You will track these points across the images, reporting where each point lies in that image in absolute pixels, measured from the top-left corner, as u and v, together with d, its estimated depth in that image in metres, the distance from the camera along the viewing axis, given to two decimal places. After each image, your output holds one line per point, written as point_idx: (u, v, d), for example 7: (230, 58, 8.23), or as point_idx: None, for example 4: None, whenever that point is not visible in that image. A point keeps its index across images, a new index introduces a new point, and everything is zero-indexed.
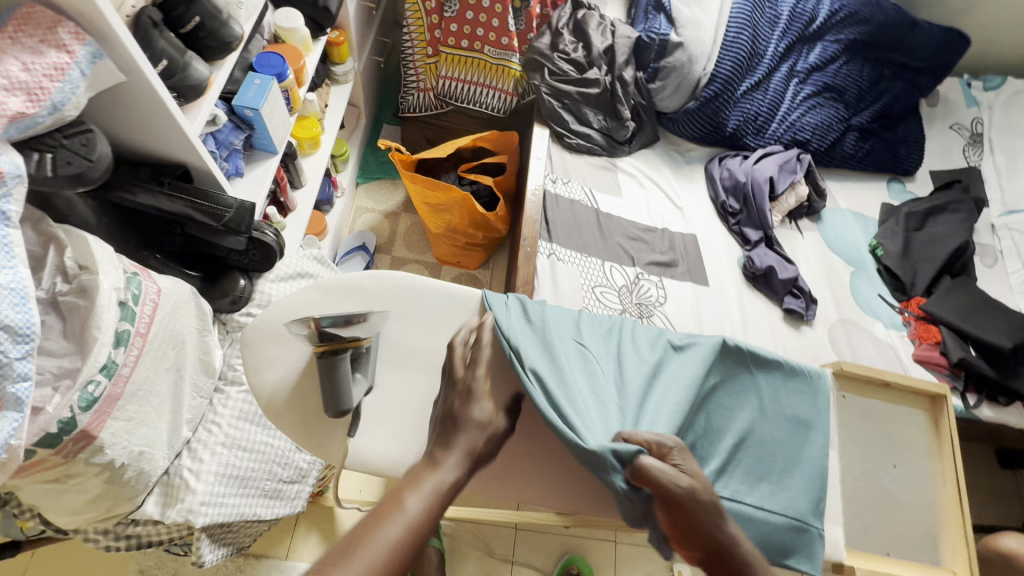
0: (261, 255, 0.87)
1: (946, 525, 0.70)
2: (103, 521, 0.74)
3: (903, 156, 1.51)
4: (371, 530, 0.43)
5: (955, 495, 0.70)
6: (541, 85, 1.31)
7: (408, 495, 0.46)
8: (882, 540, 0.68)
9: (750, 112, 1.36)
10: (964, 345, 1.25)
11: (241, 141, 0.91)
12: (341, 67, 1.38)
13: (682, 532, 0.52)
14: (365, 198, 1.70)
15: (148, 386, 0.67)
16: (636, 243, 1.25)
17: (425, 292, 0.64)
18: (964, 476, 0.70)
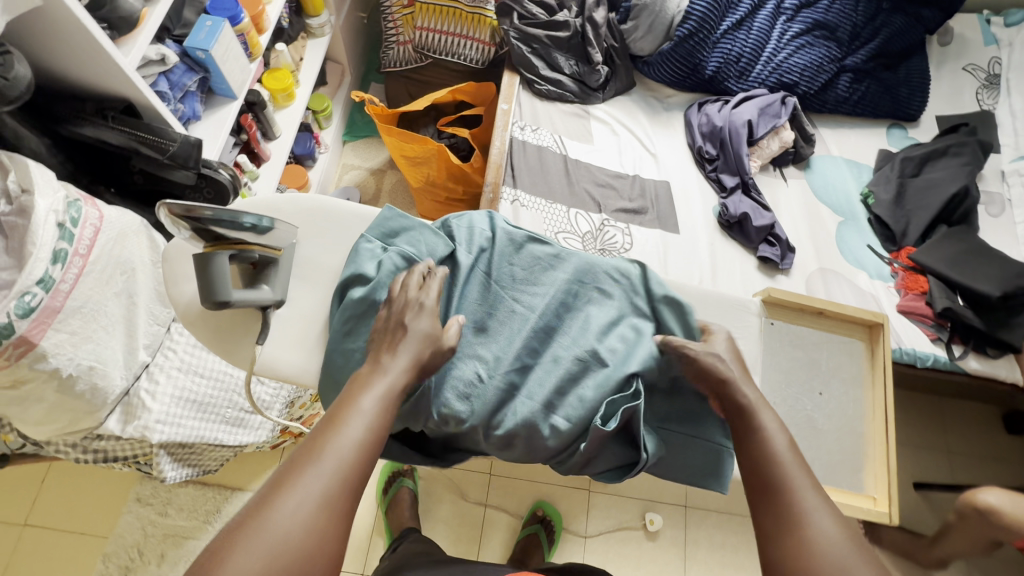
0: (213, 194, 0.89)
1: (871, 450, 0.79)
2: (71, 435, 0.81)
3: (904, 99, 1.43)
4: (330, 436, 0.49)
5: (881, 421, 0.79)
6: (509, 30, 1.31)
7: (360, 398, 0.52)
8: None
9: (731, 53, 1.33)
10: (952, 294, 1.19)
11: (196, 83, 0.94)
12: (316, 20, 1.39)
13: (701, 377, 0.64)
14: (352, 155, 1.72)
15: (95, 305, 0.73)
16: (604, 190, 1.23)
17: (341, 215, 0.69)
18: (891, 402, 0.79)
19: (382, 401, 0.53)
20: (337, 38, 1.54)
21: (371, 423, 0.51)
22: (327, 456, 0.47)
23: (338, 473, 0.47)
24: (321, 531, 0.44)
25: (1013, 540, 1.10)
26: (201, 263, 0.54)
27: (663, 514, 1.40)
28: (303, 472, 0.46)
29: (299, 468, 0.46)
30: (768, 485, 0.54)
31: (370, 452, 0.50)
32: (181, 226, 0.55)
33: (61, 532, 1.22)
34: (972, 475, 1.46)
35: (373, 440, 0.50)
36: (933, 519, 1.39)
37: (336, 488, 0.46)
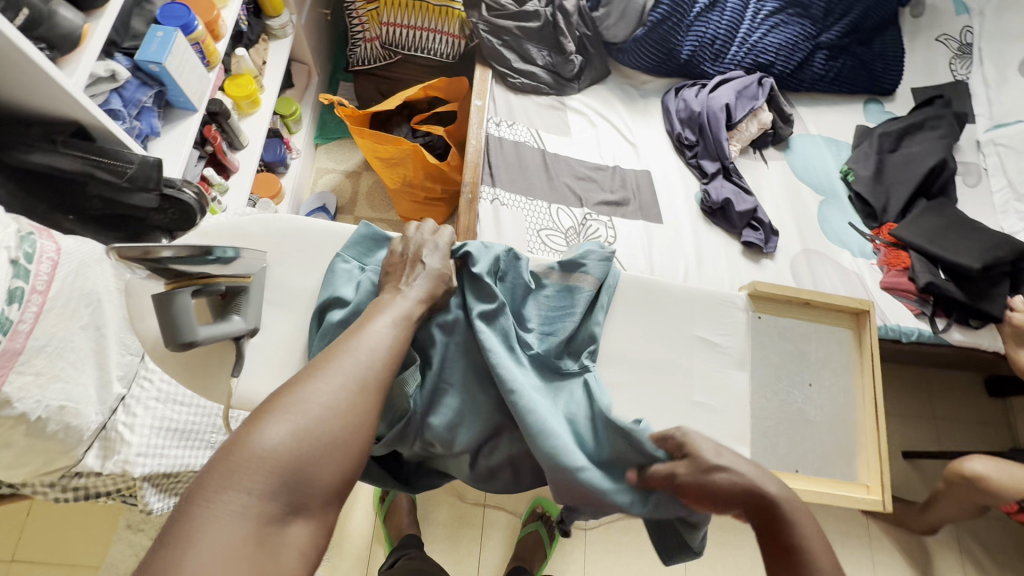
0: (179, 214, 0.86)
1: (862, 437, 0.80)
2: (48, 475, 0.78)
3: (879, 73, 1.42)
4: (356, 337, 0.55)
5: (871, 410, 0.79)
6: (478, 22, 1.27)
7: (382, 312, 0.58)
8: (789, 458, 0.78)
9: (706, 35, 1.31)
10: (933, 268, 1.19)
11: (151, 98, 0.90)
12: (276, 20, 1.34)
13: (701, 498, 0.56)
14: (325, 159, 1.67)
15: (58, 342, 0.69)
16: (585, 183, 1.21)
17: (311, 233, 0.67)
18: (880, 390, 0.79)
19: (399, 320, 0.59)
20: (301, 38, 1.48)
21: (392, 334, 0.57)
22: (354, 352, 0.53)
23: (364, 362, 0.53)
24: (346, 413, 0.49)
25: (1001, 505, 1.12)
26: (163, 305, 0.50)
27: None
28: (332, 363, 0.52)
29: (328, 361, 0.52)
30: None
31: (388, 356, 0.56)
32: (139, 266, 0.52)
33: (51, 566, 1.19)
34: (959, 441, 1.49)
35: (389, 349, 0.56)
36: (922, 487, 1.42)
37: (365, 374, 0.52)
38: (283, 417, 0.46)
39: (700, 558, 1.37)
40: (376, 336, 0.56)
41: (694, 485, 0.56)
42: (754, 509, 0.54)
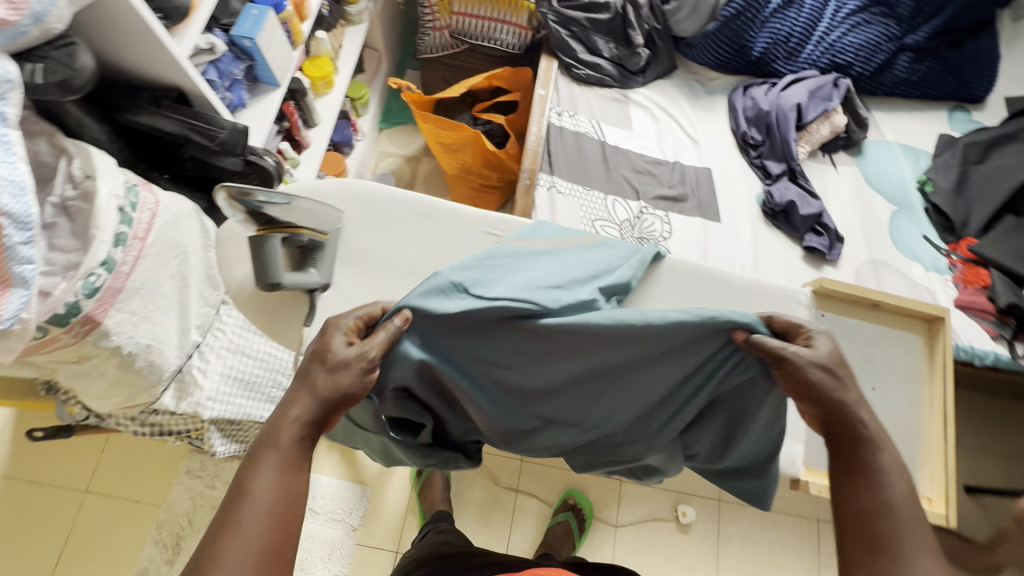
0: (259, 180, 0.92)
1: (928, 448, 0.78)
2: (130, 409, 0.86)
3: (969, 80, 1.34)
4: (231, 522, 0.42)
5: (939, 420, 0.78)
6: (548, 13, 1.28)
7: (251, 479, 0.44)
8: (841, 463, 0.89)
9: (780, 32, 1.27)
10: (1017, 289, 1.12)
11: (242, 71, 0.97)
12: (354, 7, 1.40)
13: (798, 390, 0.50)
14: (388, 143, 1.74)
15: (150, 286, 0.76)
16: (643, 177, 1.20)
17: (381, 199, 0.70)
18: (951, 401, 0.78)
19: (283, 466, 0.45)
20: (375, 25, 1.54)
21: (277, 501, 0.44)
22: (236, 538, 0.41)
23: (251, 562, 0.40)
24: None
25: None
26: (256, 246, 0.55)
27: (696, 507, 1.38)
28: (214, 561, 0.40)
29: (206, 563, 0.40)
30: (875, 535, 0.45)
31: (285, 506, 0.44)
32: (237, 209, 0.57)
33: (121, 499, 1.30)
34: None
35: (283, 512, 0.43)
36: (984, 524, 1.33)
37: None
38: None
39: (733, 570, 1.33)
40: (257, 504, 0.43)
41: (801, 378, 0.50)
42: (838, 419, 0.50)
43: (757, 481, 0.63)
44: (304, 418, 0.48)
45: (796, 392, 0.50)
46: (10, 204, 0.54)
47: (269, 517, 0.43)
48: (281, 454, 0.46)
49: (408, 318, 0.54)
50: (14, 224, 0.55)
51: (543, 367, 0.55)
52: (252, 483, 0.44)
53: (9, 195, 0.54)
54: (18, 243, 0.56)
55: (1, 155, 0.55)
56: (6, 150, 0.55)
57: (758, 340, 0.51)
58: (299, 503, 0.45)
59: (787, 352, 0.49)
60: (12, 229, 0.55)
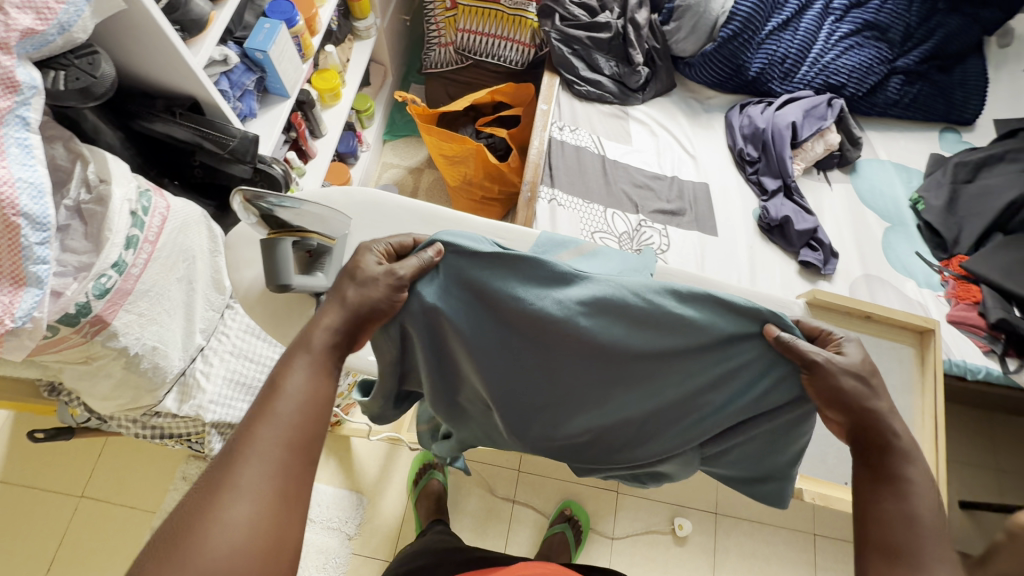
0: (267, 187, 0.95)
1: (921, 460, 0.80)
2: (133, 411, 0.87)
3: (959, 102, 1.38)
4: (266, 406, 0.46)
5: (931, 429, 0.80)
6: (551, 31, 1.32)
7: (284, 378, 0.48)
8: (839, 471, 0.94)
9: (776, 53, 1.31)
10: (1008, 305, 1.14)
11: (253, 82, 1.00)
12: (363, 22, 1.44)
13: (828, 398, 0.51)
14: (392, 155, 1.77)
15: (158, 289, 0.78)
16: (642, 191, 1.23)
17: (389, 207, 0.72)
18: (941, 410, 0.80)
19: (314, 370, 0.50)
20: (381, 40, 1.58)
21: (306, 401, 0.48)
22: (271, 426, 0.45)
23: (280, 437, 0.45)
24: (282, 495, 0.43)
25: None
26: (263, 247, 0.58)
27: (693, 520, 1.38)
28: (250, 442, 0.44)
29: (243, 443, 0.43)
30: (895, 545, 0.45)
31: (315, 405, 0.48)
32: (252, 213, 0.61)
33: (116, 505, 1.29)
34: None
35: (309, 409, 0.48)
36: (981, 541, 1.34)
37: (282, 453, 0.44)
38: (213, 535, 0.39)
39: None
40: (289, 400, 0.47)
41: (827, 382, 0.50)
42: (867, 431, 0.51)
43: (774, 483, 0.61)
44: (335, 327, 0.52)
45: (826, 401, 0.51)
46: (29, 206, 0.56)
47: (299, 408, 0.47)
48: (312, 360, 0.50)
49: (440, 251, 0.55)
50: (31, 225, 0.57)
51: (562, 346, 0.55)
52: (285, 381, 0.48)
53: (29, 197, 0.56)
54: (35, 243, 0.57)
55: (22, 159, 0.57)
56: (27, 154, 0.57)
57: (787, 339, 0.51)
58: (325, 407, 0.49)
59: (818, 357, 0.50)
60: (29, 230, 0.56)
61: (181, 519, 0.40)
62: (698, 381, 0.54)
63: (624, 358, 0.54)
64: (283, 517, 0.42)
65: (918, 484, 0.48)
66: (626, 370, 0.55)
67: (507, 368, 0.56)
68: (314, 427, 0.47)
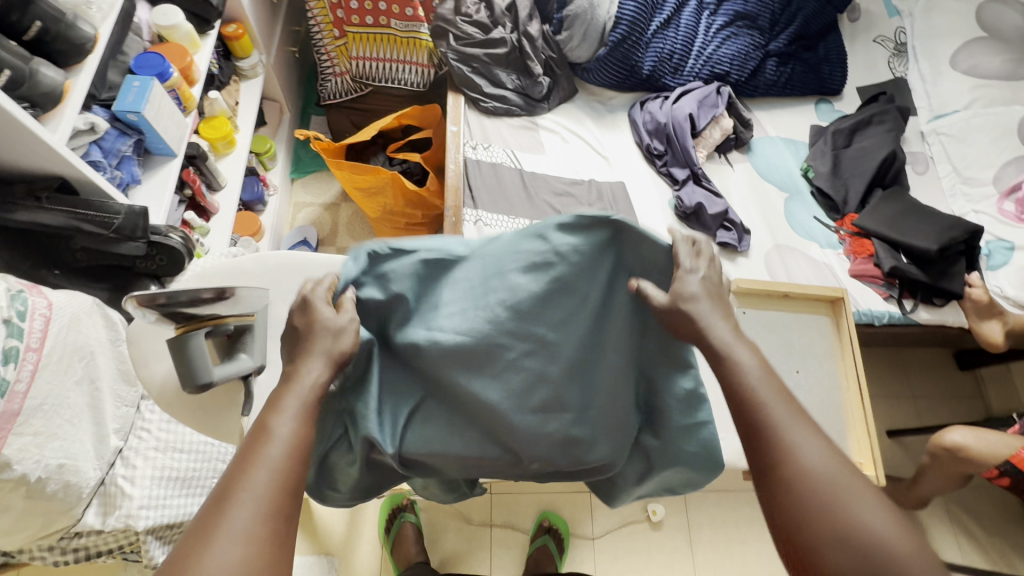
0: (168, 259, 0.87)
1: (851, 424, 0.86)
2: (46, 539, 0.75)
3: (827, 76, 1.52)
4: (255, 451, 0.46)
5: (855, 390, 0.86)
6: (447, 52, 1.31)
7: (272, 422, 0.48)
8: None
9: (664, 51, 1.38)
10: (895, 253, 1.27)
11: (131, 147, 0.90)
12: (246, 61, 1.36)
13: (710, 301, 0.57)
14: (303, 193, 1.68)
15: (55, 399, 0.68)
16: (563, 199, 1.25)
17: (308, 266, 0.68)
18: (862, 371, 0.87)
19: (302, 414, 0.50)
20: (271, 76, 1.49)
21: (294, 444, 0.48)
22: (260, 467, 0.45)
23: (274, 481, 0.45)
24: (267, 541, 0.42)
25: (982, 473, 1.19)
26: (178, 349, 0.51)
27: (664, 503, 1.43)
28: (240, 484, 0.44)
29: (233, 486, 0.44)
30: (755, 429, 0.50)
31: (303, 452, 0.48)
32: (150, 312, 0.53)
33: None
34: (933, 413, 1.59)
35: (297, 454, 0.47)
36: (908, 462, 1.51)
37: (274, 497, 0.44)
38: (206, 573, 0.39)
39: (708, 556, 1.39)
40: (276, 447, 0.46)
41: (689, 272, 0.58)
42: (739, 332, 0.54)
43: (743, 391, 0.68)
44: (321, 380, 0.52)
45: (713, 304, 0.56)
46: None
47: (285, 449, 0.47)
48: (302, 402, 0.50)
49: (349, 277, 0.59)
50: None
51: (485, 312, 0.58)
52: (273, 424, 0.48)
53: None
54: None
55: None
56: None
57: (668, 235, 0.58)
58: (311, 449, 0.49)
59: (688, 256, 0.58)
60: None
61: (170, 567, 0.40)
62: (613, 327, 0.62)
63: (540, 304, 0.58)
64: (274, 558, 0.42)
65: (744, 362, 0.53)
66: (549, 318, 0.59)
67: (451, 351, 0.59)
68: (303, 470, 0.47)
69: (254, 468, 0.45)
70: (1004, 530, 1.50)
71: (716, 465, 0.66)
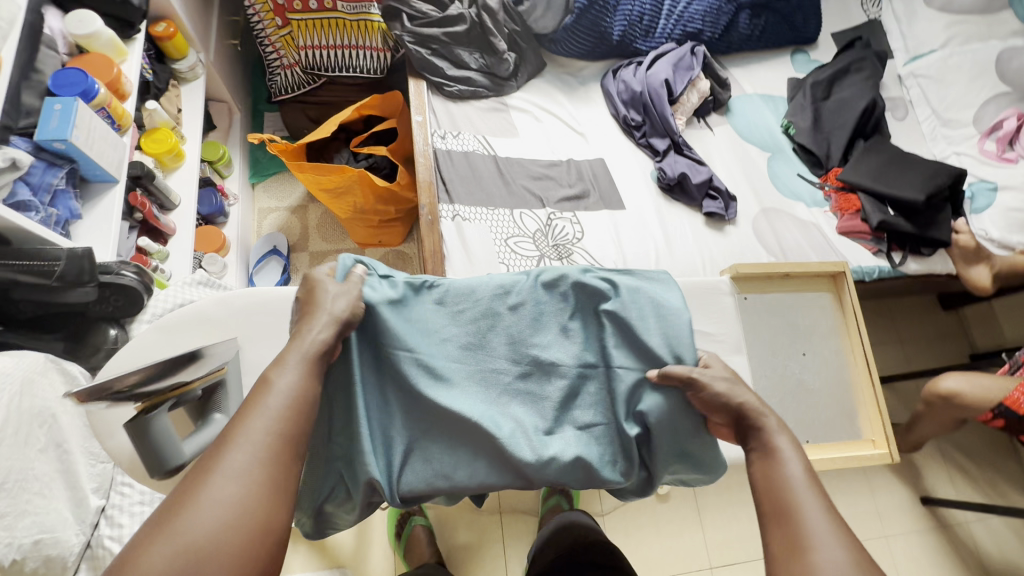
0: (125, 299, 0.79)
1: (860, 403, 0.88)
2: None
3: (801, 24, 1.46)
4: (257, 399, 0.47)
5: (862, 367, 0.87)
6: (401, 34, 1.20)
7: (274, 374, 0.49)
8: None
9: (634, 13, 1.30)
10: (883, 206, 1.25)
11: (64, 179, 0.82)
12: (183, 63, 1.24)
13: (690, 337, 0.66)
14: (266, 198, 1.59)
15: (18, 474, 0.63)
16: (543, 182, 1.19)
17: (275, 304, 0.61)
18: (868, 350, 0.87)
19: (305, 371, 0.50)
20: (214, 75, 1.37)
21: (294, 394, 0.49)
22: (261, 416, 0.46)
23: (275, 427, 0.46)
24: (265, 482, 0.43)
25: (977, 416, 1.21)
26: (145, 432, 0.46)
27: None
28: (238, 431, 0.44)
29: (233, 432, 0.44)
30: (781, 507, 0.50)
31: (305, 401, 0.49)
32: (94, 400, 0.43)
33: None
34: (923, 357, 1.62)
35: (299, 404, 0.48)
36: (901, 407, 1.55)
37: (274, 440, 0.45)
38: (200, 508, 0.39)
39: (716, 521, 1.41)
40: (276, 397, 0.47)
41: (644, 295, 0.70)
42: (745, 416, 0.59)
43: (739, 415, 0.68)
44: (323, 340, 0.53)
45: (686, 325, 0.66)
46: None
47: (289, 400, 0.48)
48: (303, 357, 0.51)
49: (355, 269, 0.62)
50: None
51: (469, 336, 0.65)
52: (274, 378, 0.49)
53: None
54: None
55: None
56: None
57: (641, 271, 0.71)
58: (311, 403, 0.50)
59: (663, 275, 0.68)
60: None
61: (170, 501, 0.40)
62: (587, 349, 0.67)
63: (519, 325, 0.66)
64: (270, 501, 0.42)
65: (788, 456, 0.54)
66: (527, 336, 0.66)
67: (441, 374, 0.62)
68: (305, 421, 0.48)
69: (255, 414, 0.45)
70: (993, 461, 1.56)
71: (721, 464, 0.68)
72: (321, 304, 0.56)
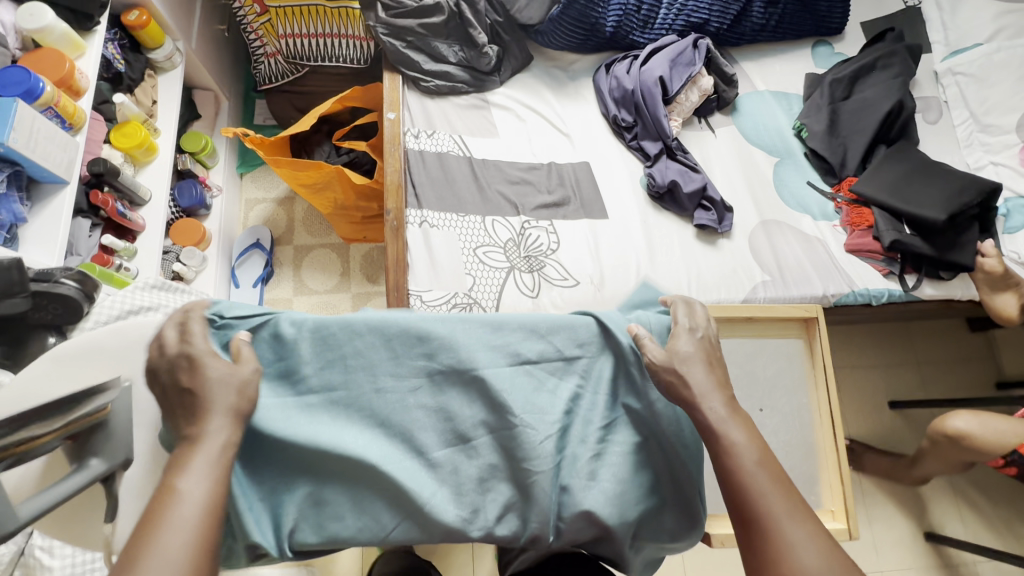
0: (64, 309, 0.78)
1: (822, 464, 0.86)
2: None
3: (826, 13, 1.31)
4: (161, 512, 0.44)
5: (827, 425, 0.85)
6: (375, 25, 1.14)
7: (177, 480, 0.46)
8: None
9: (629, 2, 1.19)
10: (898, 224, 1.13)
11: (7, 183, 0.80)
12: (159, 52, 1.21)
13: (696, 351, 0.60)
14: (253, 189, 1.57)
15: None
16: (520, 187, 1.12)
17: None
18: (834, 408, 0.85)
19: (215, 473, 0.48)
20: (196, 64, 1.34)
21: (207, 498, 0.46)
22: (171, 531, 0.43)
23: (193, 540, 0.44)
24: None
25: (987, 460, 1.10)
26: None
27: None
28: (149, 549, 0.42)
29: (140, 552, 0.42)
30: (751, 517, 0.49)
31: (219, 505, 0.47)
32: None
33: None
34: (940, 382, 1.49)
35: (216, 509, 0.46)
36: (910, 436, 1.44)
37: (194, 553, 0.43)
38: None
39: None
40: (186, 506, 0.45)
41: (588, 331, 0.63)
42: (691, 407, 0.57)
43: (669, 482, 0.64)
44: (230, 437, 0.50)
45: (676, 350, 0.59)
46: None
47: (199, 510, 0.45)
48: (215, 454, 0.48)
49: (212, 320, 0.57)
50: None
51: (351, 383, 0.59)
52: (179, 485, 0.46)
53: None
54: None
55: None
56: None
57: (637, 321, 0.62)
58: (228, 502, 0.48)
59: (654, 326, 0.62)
60: None
61: None
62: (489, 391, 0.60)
63: (408, 367, 0.60)
64: None
65: (740, 445, 0.53)
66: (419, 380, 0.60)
67: (325, 423, 0.58)
68: (222, 527, 0.46)
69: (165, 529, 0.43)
70: (1011, 499, 1.43)
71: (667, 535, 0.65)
72: (214, 397, 0.51)
